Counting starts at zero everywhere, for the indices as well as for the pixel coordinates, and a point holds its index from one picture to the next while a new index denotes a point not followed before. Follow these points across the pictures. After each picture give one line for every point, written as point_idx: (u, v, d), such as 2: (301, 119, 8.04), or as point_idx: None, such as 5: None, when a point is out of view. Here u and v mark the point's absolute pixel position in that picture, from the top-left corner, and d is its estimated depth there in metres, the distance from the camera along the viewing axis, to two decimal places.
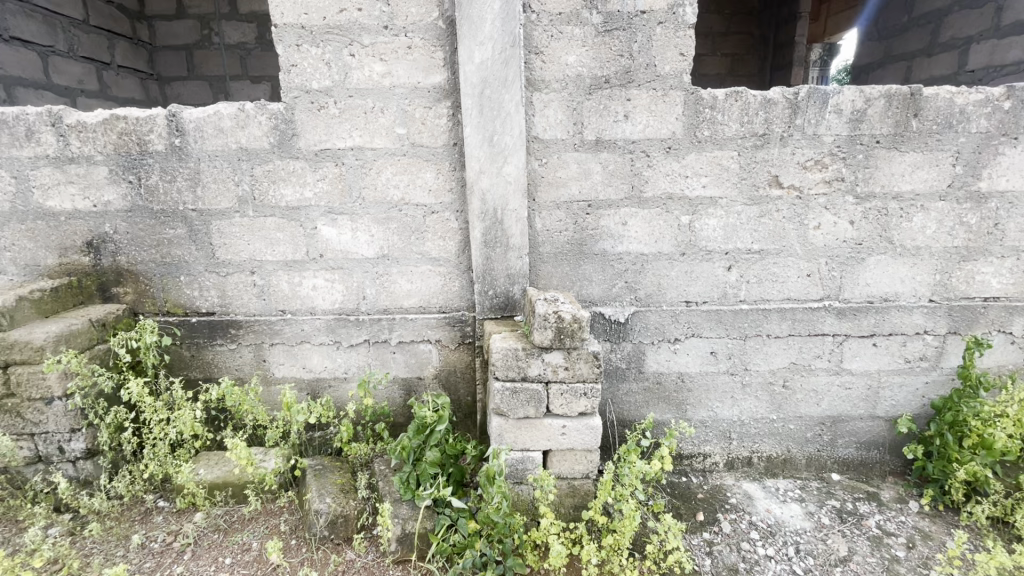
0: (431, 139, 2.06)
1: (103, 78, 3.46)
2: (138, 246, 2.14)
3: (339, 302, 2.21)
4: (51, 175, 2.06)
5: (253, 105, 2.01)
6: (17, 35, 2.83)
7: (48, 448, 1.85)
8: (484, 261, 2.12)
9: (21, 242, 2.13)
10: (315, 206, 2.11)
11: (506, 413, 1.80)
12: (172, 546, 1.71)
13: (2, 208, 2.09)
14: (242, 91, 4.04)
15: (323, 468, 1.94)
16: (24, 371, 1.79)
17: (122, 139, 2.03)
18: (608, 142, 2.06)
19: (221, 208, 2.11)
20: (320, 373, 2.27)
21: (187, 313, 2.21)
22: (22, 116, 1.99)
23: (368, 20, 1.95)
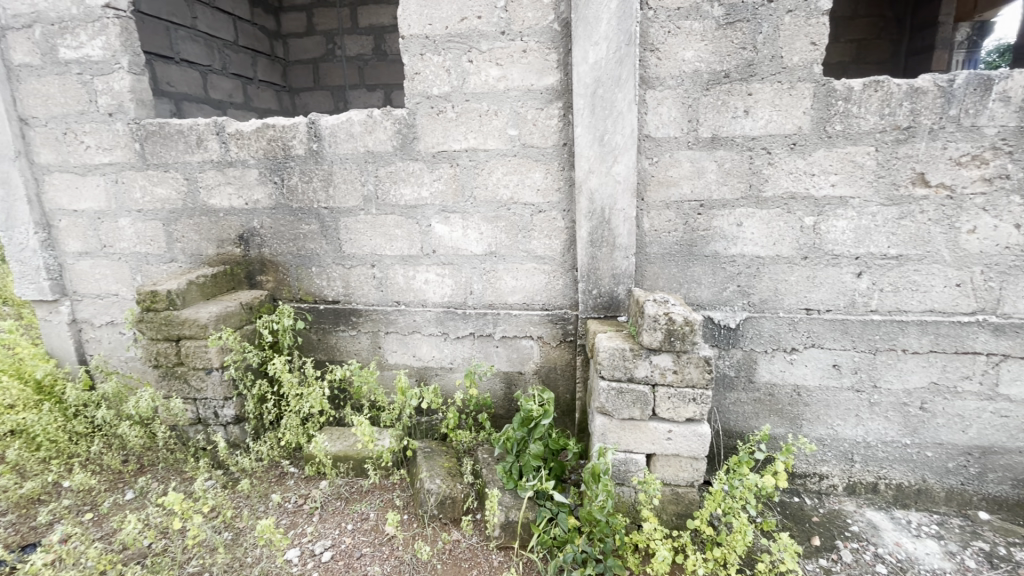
0: (542, 140, 2.10)
1: (248, 92, 3.91)
2: (279, 239, 2.41)
3: (448, 295, 2.33)
4: (214, 176, 2.39)
5: (380, 111, 2.18)
6: (186, 58, 3.24)
7: (206, 412, 2.14)
8: (589, 260, 2.13)
9: (189, 235, 2.49)
10: (431, 205, 2.25)
11: (611, 413, 1.80)
12: (303, 507, 1.92)
13: (177, 205, 2.46)
14: (360, 99, 4.40)
15: (432, 450, 2.06)
16: (191, 344, 2.08)
17: (270, 144, 2.29)
18: (725, 139, 1.98)
19: (349, 206, 2.31)
20: (429, 362, 2.41)
21: (316, 301, 2.45)
22: (195, 126, 2.33)
23: (487, 27, 2.04)
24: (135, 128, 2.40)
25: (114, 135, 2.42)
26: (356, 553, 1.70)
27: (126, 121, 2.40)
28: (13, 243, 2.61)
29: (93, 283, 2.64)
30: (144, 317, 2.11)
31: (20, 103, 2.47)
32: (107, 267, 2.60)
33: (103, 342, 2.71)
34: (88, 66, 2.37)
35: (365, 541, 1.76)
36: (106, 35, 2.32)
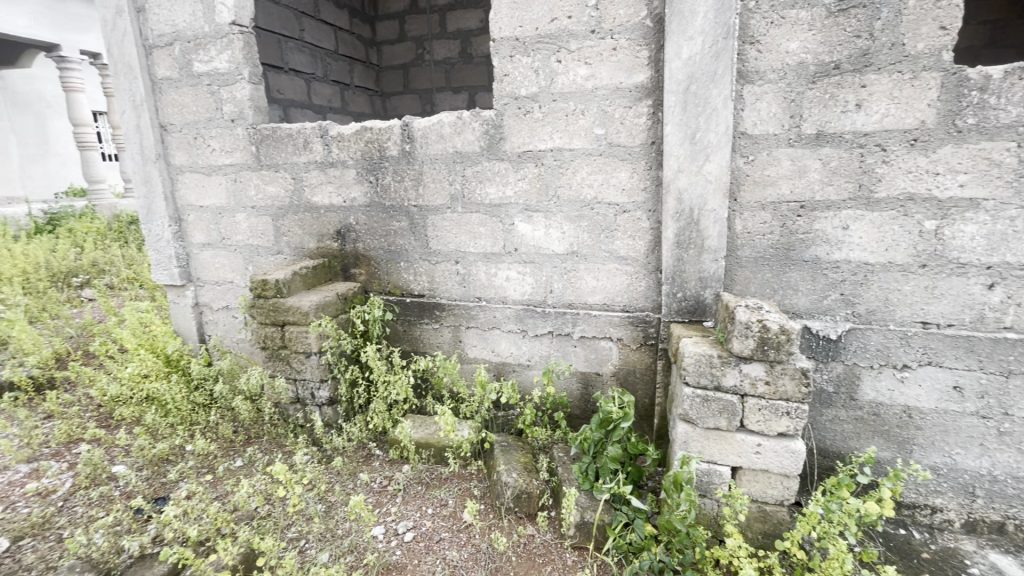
0: (629, 139, 2.07)
1: (345, 97, 4.18)
2: (372, 235, 2.57)
3: (528, 293, 2.36)
4: (317, 176, 2.59)
5: (469, 113, 2.25)
6: (294, 67, 3.52)
7: (304, 393, 2.32)
8: (675, 262, 2.06)
9: (294, 229, 2.71)
10: (515, 204, 2.29)
11: (694, 421, 1.73)
12: (387, 488, 2.03)
13: (285, 202, 2.69)
14: (446, 101, 4.56)
15: (509, 445, 2.10)
16: (294, 329, 2.27)
17: (367, 146, 2.45)
18: (832, 135, 1.84)
19: (437, 204, 2.41)
20: (507, 357, 2.46)
21: (403, 294, 2.58)
22: (303, 130, 2.54)
23: (577, 26, 2.03)
24: (252, 133, 2.65)
25: (235, 138, 2.70)
26: (435, 537, 1.78)
27: (245, 126, 2.66)
28: (152, 235, 2.99)
29: (213, 270, 2.96)
30: (256, 303, 2.33)
31: (161, 111, 2.82)
32: (225, 257, 2.90)
33: (220, 324, 3.04)
34: (216, 78, 2.65)
35: (444, 526, 1.83)
36: (231, 49, 2.58)
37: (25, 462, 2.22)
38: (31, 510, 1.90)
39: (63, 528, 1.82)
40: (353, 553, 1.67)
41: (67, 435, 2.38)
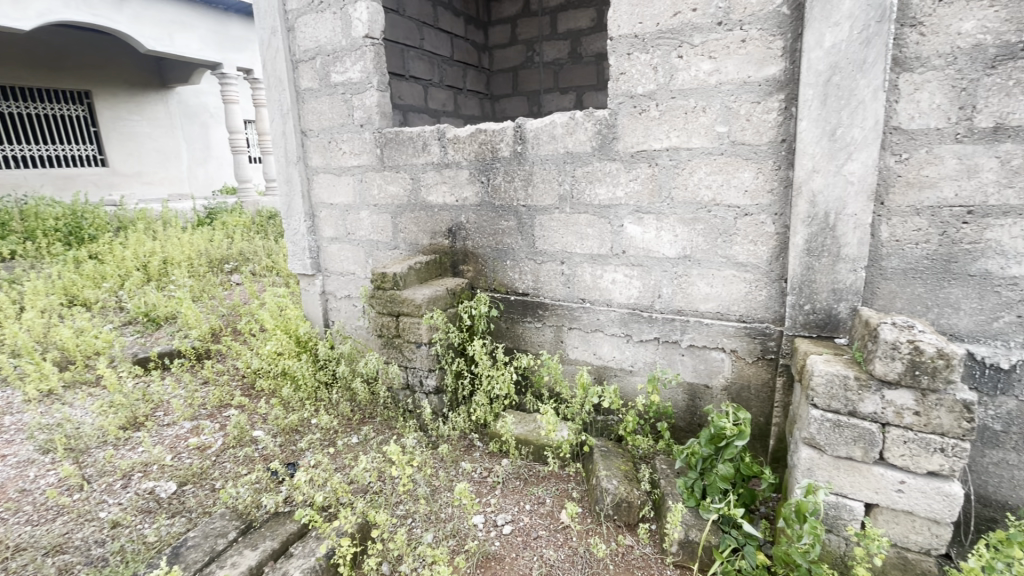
0: (755, 137, 1.92)
1: (458, 101, 4.36)
2: (481, 233, 2.66)
3: (635, 297, 2.30)
4: (433, 176, 2.73)
5: (582, 113, 2.24)
6: (414, 74, 3.75)
7: (414, 380, 2.47)
8: (803, 271, 1.88)
9: (410, 226, 2.90)
10: (625, 205, 2.23)
11: (822, 447, 1.57)
12: (487, 479, 2.09)
13: (403, 201, 2.88)
14: (553, 102, 4.59)
15: (609, 451, 2.06)
16: (408, 320, 2.42)
17: (481, 147, 2.53)
18: (1015, 129, 1.56)
19: (545, 204, 2.43)
20: (609, 361, 2.41)
21: (508, 292, 2.64)
22: (423, 133, 2.69)
23: (702, 19, 1.93)
24: (378, 136, 2.87)
25: (362, 142, 2.94)
26: (533, 533, 1.80)
27: (372, 131, 2.89)
28: (290, 229, 3.36)
29: (338, 262, 3.26)
30: (375, 294, 2.52)
31: (303, 119, 3.16)
32: (349, 251, 3.18)
33: (342, 312, 3.34)
34: (350, 87, 2.91)
35: (542, 524, 1.84)
36: (363, 61, 2.82)
37: (188, 419, 2.61)
38: (193, 460, 2.23)
39: (216, 479, 2.11)
40: (455, 538, 1.75)
41: (219, 399, 2.75)
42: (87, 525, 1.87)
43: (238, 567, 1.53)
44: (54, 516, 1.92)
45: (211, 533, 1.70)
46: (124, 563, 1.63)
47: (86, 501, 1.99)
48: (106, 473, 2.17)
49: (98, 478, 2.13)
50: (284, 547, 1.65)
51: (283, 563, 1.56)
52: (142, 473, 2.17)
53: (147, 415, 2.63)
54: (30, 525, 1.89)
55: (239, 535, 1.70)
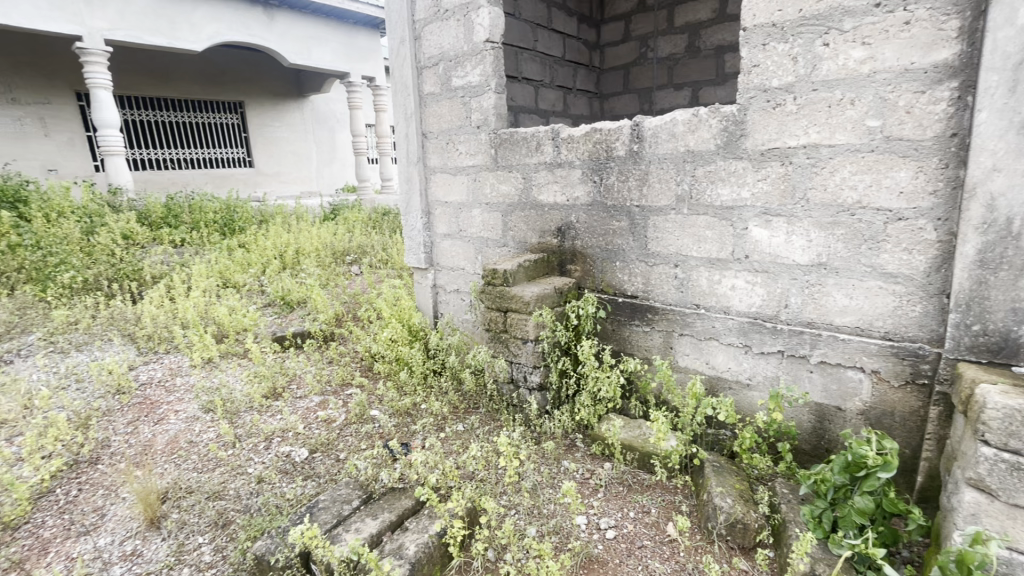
0: (916, 132, 1.70)
1: (568, 100, 4.34)
2: (591, 234, 2.63)
3: (757, 305, 2.14)
4: (544, 176, 2.75)
5: (707, 109, 2.12)
6: (526, 75, 3.79)
7: (519, 375, 2.52)
8: (973, 285, 1.62)
9: (519, 225, 2.96)
10: (751, 206, 2.09)
11: (993, 492, 1.35)
12: (589, 481, 2.08)
13: (514, 200, 2.95)
14: (666, 99, 4.42)
15: (722, 467, 1.95)
16: (516, 316, 2.47)
17: (595, 147, 2.50)
18: None
19: (661, 205, 2.35)
20: (724, 372, 2.28)
21: (615, 294, 2.60)
22: (537, 133, 2.72)
23: (855, 2, 1.74)
24: (493, 137, 2.96)
25: (478, 143, 3.05)
26: (637, 542, 1.76)
27: (488, 132, 2.98)
28: (408, 225, 3.59)
29: (450, 258, 3.42)
30: (485, 289, 2.61)
31: (424, 121, 3.35)
32: (461, 247, 3.32)
33: (451, 305, 3.51)
34: (469, 90, 3.04)
35: (647, 533, 1.79)
36: (483, 65, 2.93)
37: (317, 394, 2.90)
38: (321, 431, 2.48)
39: (341, 451, 2.32)
40: (558, 535, 1.76)
41: (342, 378, 3.03)
42: (239, 477, 2.14)
43: (361, 533, 1.67)
44: (214, 466, 2.24)
45: (338, 498, 1.87)
46: (268, 516, 1.85)
47: (238, 457, 2.29)
48: (253, 434, 2.47)
49: (246, 438, 2.44)
50: (400, 520, 1.76)
51: (400, 535, 1.67)
52: (281, 437, 2.44)
53: (284, 387, 2.96)
54: (196, 471, 2.21)
55: (361, 503, 1.86)
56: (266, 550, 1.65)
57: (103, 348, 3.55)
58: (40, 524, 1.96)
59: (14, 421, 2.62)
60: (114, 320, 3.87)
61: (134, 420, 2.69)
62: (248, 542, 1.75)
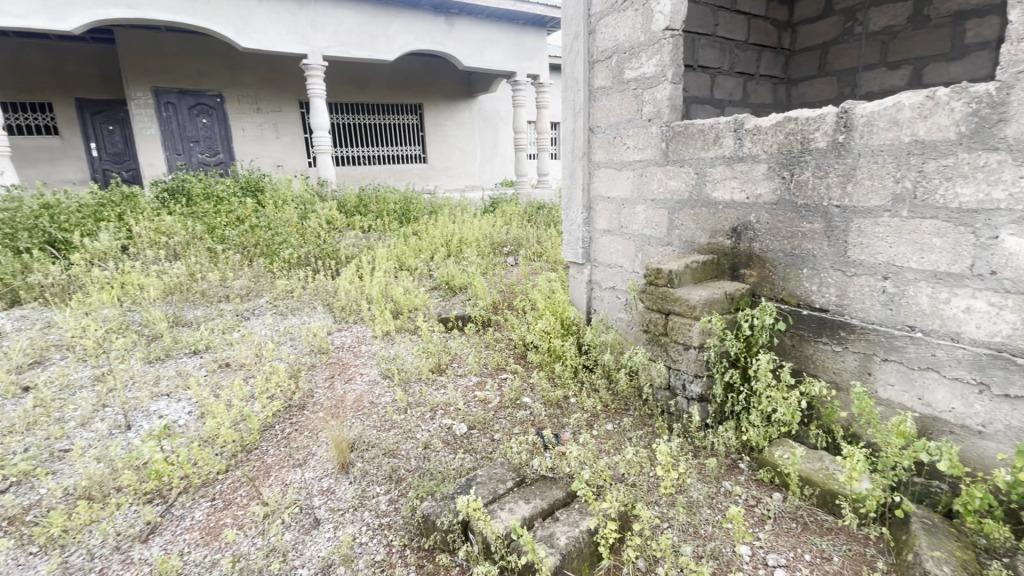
0: None
1: (747, 88, 3.90)
2: (774, 236, 2.35)
3: (1003, 335, 1.70)
4: (722, 171, 2.54)
5: (948, 89, 1.73)
6: (702, 63, 3.49)
7: (677, 382, 2.40)
8: None
9: (688, 224, 2.78)
10: (1004, 211, 1.66)
11: None
12: (755, 510, 1.88)
13: (684, 196, 2.77)
14: (874, 80, 3.74)
15: (936, 527, 1.60)
16: (679, 320, 2.34)
17: (787, 139, 2.21)
18: None
19: (870, 206, 1.99)
20: (944, 412, 1.87)
21: (799, 305, 2.30)
22: (716, 124, 2.51)
23: None
24: (665, 130, 2.82)
25: (648, 136, 2.93)
26: None
27: (660, 125, 2.84)
28: (568, 220, 3.63)
29: (608, 254, 3.37)
30: (647, 289, 2.51)
31: (592, 116, 3.33)
32: (621, 244, 3.25)
33: (605, 302, 3.46)
34: (643, 82, 2.93)
35: None
36: (660, 54, 2.79)
37: (475, 374, 3.11)
38: (478, 410, 2.65)
39: (496, 431, 2.45)
40: (717, 561, 1.63)
41: (497, 363, 3.20)
42: (409, 440, 2.39)
43: (515, 514, 1.73)
44: (390, 426, 2.53)
45: (494, 476, 1.97)
46: (433, 480, 2.04)
47: (409, 421, 2.56)
48: (421, 403, 2.74)
49: (416, 406, 2.72)
50: (551, 509, 1.79)
51: (551, 523, 1.71)
52: (444, 410, 2.67)
53: (447, 363, 3.22)
54: (376, 429, 2.52)
55: (515, 485, 1.93)
56: (433, 509, 1.83)
57: (309, 314, 4.27)
58: (265, 451, 2.43)
59: (249, 365, 3.28)
60: (318, 292, 4.62)
61: (331, 377, 3.18)
62: (417, 500, 1.95)
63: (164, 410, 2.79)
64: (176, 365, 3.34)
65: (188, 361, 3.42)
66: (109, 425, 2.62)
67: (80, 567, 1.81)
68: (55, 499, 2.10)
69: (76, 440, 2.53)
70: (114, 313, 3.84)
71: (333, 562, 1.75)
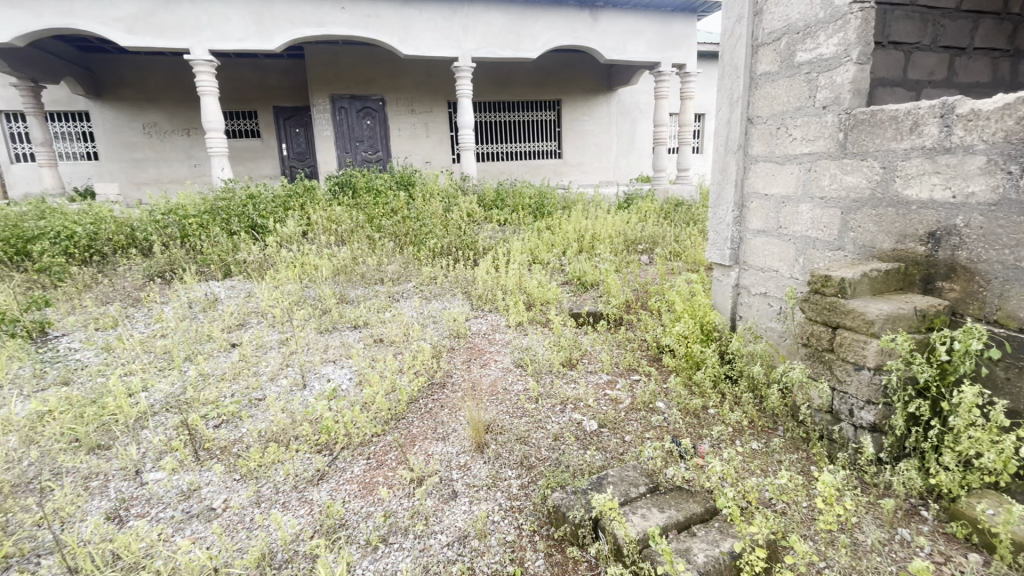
0: None
1: (954, 65, 3.20)
2: (990, 243, 1.93)
3: None
4: (919, 165, 2.14)
5: None
6: (894, 39, 2.97)
7: (841, 406, 2.13)
8: None
9: (867, 225, 2.40)
10: None
11: None
12: (943, 569, 1.59)
13: (864, 194, 2.41)
14: None
15: None
16: (849, 335, 2.06)
17: (1019, 125, 1.79)
18: None
19: None
20: None
21: (1022, 330, 1.86)
22: (915, 110, 2.13)
23: None
24: (844, 118, 2.47)
25: (821, 126, 2.60)
26: None
27: (838, 112, 2.50)
28: (716, 218, 3.38)
29: (760, 257, 3.08)
30: (811, 298, 2.25)
31: (752, 105, 3.04)
32: (777, 246, 2.95)
33: (753, 309, 3.17)
34: (819, 65, 2.59)
35: None
36: (843, 31, 2.44)
37: (607, 372, 3.06)
38: (609, 409, 2.61)
39: (627, 432, 2.40)
40: None
41: (629, 363, 3.11)
42: (540, 430, 2.45)
43: (649, 521, 1.69)
44: (522, 414, 2.62)
45: (626, 479, 1.92)
46: (565, 472, 2.06)
47: (540, 411, 2.62)
48: (552, 395, 2.78)
49: (547, 397, 2.77)
50: (687, 522, 1.71)
51: (687, 538, 1.63)
52: (574, 404, 2.68)
53: (578, 359, 3.22)
54: (509, 414, 2.62)
55: (648, 491, 1.87)
56: (564, 500, 1.87)
57: (449, 300, 4.58)
58: (411, 421, 2.68)
59: (398, 342, 3.63)
60: (458, 279, 4.93)
61: (468, 360, 3.38)
62: (548, 490, 1.99)
63: (331, 375, 3.22)
64: (340, 337, 3.82)
65: (349, 334, 3.89)
66: (291, 382, 3.11)
67: (269, 497, 2.17)
68: (253, 438, 2.55)
69: (267, 391, 3.04)
70: (296, 288, 4.52)
71: (469, 534, 1.87)
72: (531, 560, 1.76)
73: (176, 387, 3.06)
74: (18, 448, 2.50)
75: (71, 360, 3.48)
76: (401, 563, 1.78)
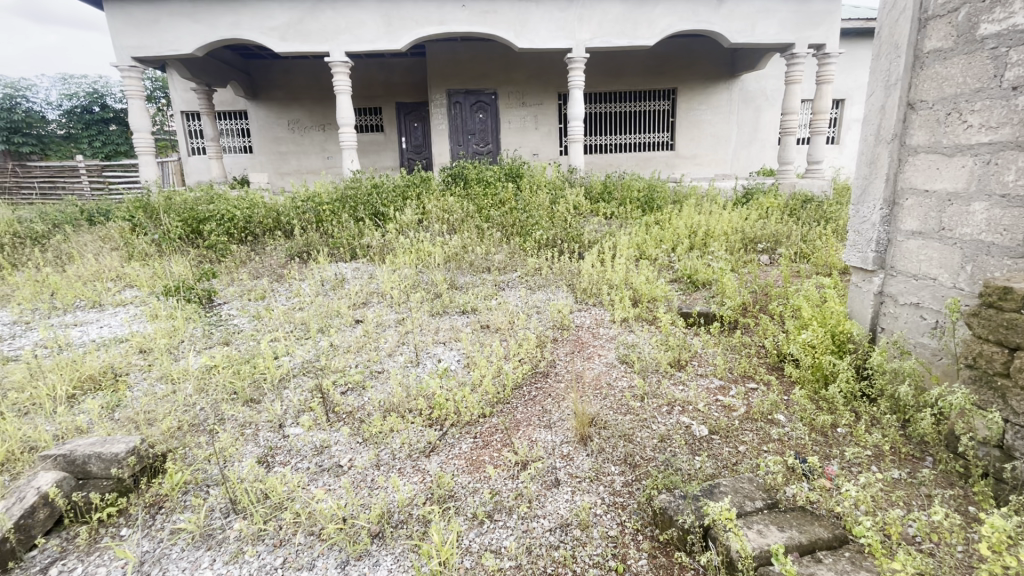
0: None
1: None
2: None
3: None
4: None
5: None
6: None
7: (1016, 442, 1.83)
8: None
9: None
10: None
11: None
12: None
13: None
14: None
15: None
16: None
17: None
18: None
19: None
20: None
21: None
22: None
23: None
24: None
25: (1010, 110, 2.20)
26: None
27: None
28: (859, 216, 3.02)
29: (913, 262, 2.71)
30: (981, 312, 1.94)
31: (915, 88, 2.65)
32: (936, 250, 2.56)
33: (900, 320, 2.80)
34: (1009, 37, 2.18)
35: None
36: None
37: (719, 377, 2.89)
38: (722, 415, 2.47)
39: (742, 442, 2.27)
40: None
41: (745, 369, 2.92)
42: (645, 429, 2.39)
43: (767, 538, 1.59)
44: (626, 410, 2.57)
45: (741, 490, 1.82)
46: (673, 475, 2.01)
47: (645, 410, 2.55)
48: (659, 395, 2.70)
49: (653, 396, 2.69)
50: (812, 546, 1.58)
51: (813, 563, 1.52)
52: (682, 407, 2.57)
53: (687, 360, 3.08)
54: (613, 410, 2.59)
55: (766, 506, 1.76)
56: (671, 503, 1.82)
57: (553, 291, 4.61)
58: (516, 406, 2.76)
59: (504, 330, 3.74)
60: (563, 272, 4.94)
61: (572, 352, 3.39)
62: (654, 491, 1.96)
63: (441, 355, 3.42)
64: (450, 320, 4.03)
65: (458, 318, 4.09)
66: (407, 359, 3.36)
67: (388, 462, 2.38)
68: (374, 406, 2.80)
69: (386, 365, 3.31)
70: (411, 273, 4.85)
71: (572, 522, 1.90)
72: (634, 558, 1.75)
73: (311, 355, 3.45)
74: (193, 394, 3.00)
75: (230, 324, 4.07)
76: (506, 540, 1.86)
